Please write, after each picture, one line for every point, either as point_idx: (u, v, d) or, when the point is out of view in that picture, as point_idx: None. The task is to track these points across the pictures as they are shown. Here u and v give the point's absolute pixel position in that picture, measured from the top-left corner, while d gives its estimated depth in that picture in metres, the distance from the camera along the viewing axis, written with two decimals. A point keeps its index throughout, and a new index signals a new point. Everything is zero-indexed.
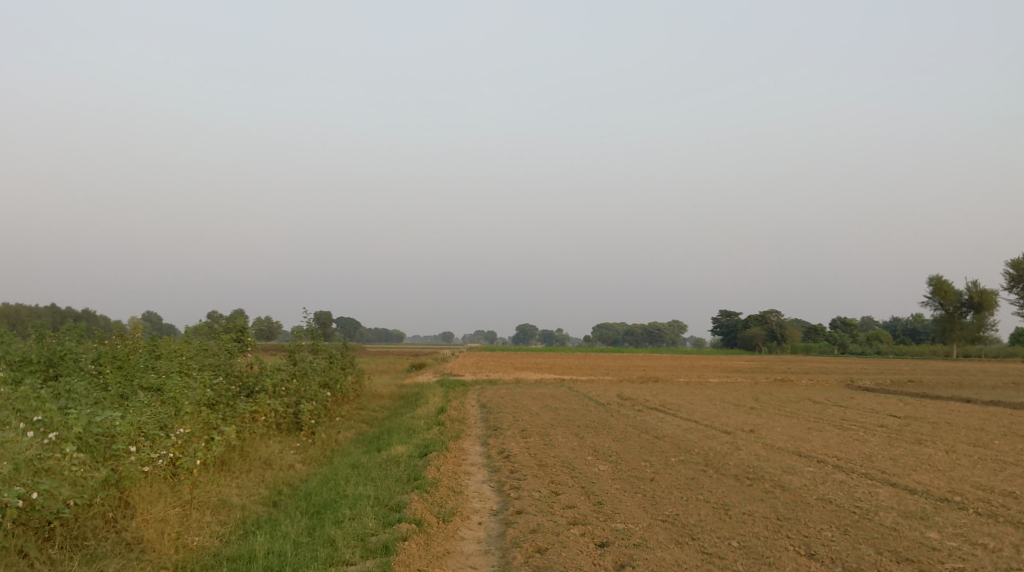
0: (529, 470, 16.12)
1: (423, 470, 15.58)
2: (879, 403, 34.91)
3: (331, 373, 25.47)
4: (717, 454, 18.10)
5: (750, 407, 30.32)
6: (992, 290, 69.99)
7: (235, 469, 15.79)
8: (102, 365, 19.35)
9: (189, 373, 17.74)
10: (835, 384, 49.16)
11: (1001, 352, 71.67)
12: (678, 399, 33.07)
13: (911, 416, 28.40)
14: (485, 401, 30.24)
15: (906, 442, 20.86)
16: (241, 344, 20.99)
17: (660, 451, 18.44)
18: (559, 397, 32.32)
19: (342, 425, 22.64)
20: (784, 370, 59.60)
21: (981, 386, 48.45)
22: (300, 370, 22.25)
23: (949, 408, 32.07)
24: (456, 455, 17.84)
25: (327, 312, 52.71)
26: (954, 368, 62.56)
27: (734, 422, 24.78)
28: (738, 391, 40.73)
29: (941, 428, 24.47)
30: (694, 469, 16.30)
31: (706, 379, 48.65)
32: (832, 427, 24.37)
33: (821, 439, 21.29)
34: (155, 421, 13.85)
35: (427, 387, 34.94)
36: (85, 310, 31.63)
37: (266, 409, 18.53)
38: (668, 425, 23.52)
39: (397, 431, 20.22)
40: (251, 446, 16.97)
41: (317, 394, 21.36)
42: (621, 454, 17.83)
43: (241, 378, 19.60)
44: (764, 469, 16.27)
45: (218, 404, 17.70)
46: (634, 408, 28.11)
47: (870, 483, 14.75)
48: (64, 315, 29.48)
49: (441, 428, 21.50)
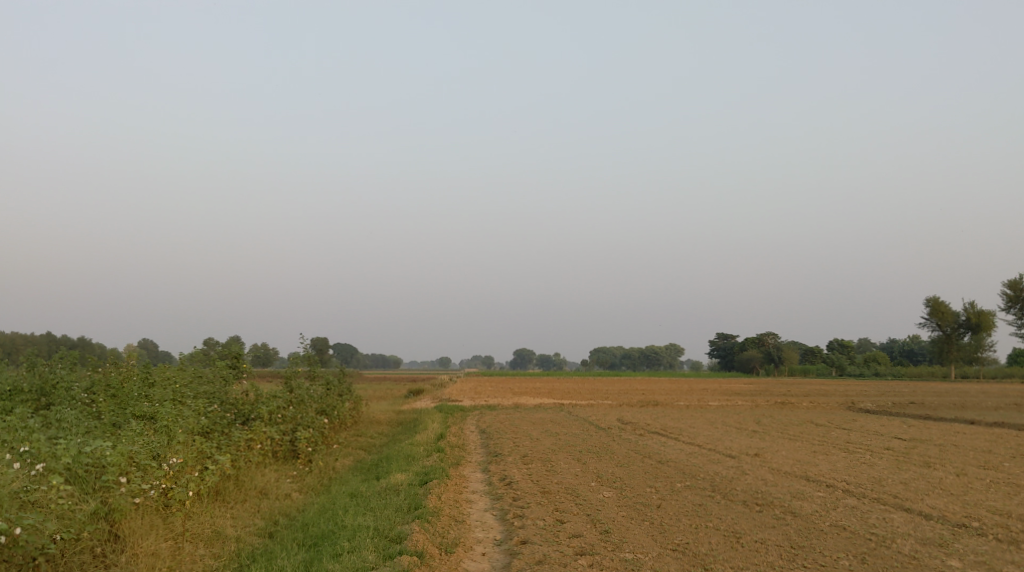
0: (533, 498, 15.72)
1: (424, 499, 15.16)
2: (882, 425, 34.47)
3: (328, 400, 25.07)
4: (723, 479, 17.71)
5: (752, 430, 29.91)
6: (990, 311, 69.74)
7: (230, 499, 15.38)
8: (95, 394, 18.95)
9: (183, 401, 17.35)
10: (835, 406, 48.70)
11: (1000, 373, 71.30)
12: (679, 423, 32.66)
13: (917, 438, 27.98)
14: (485, 427, 29.83)
15: (915, 465, 20.48)
16: (237, 370, 20.62)
17: (665, 476, 18.04)
18: (558, 422, 31.85)
19: (339, 452, 22.22)
20: (784, 392, 59.18)
21: (983, 407, 48.04)
22: (297, 397, 21.85)
23: (954, 430, 31.63)
24: (457, 483, 17.42)
25: (324, 338, 52.52)
26: (955, 390, 62.12)
27: (737, 445, 24.38)
28: (740, 414, 40.28)
29: (949, 450, 24.09)
30: (701, 495, 15.90)
31: (707, 402, 48.20)
32: (837, 450, 23.98)
33: (828, 463, 20.87)
34: (148, 450, 13.48)
35: (426, 413, 34.49)
36: (81, 338, 31.27)
37: (262, 437, 18.14)
38: (671, 449, 23.11)
39: (396, 459, 19.80)
40: (247, 475, 16.58)
41: (314, 421, 20.95)
42: (625, 480, 17.43)
43: (236, 406, 19.22)
44: (773, 494, 15.86)
45: (212, 432, 17.30)
46: (636, 432, 27.70)
47: (884, 508, 14.35)
48: (58, 343, 29.10)
49: (441, 454, 21.12)
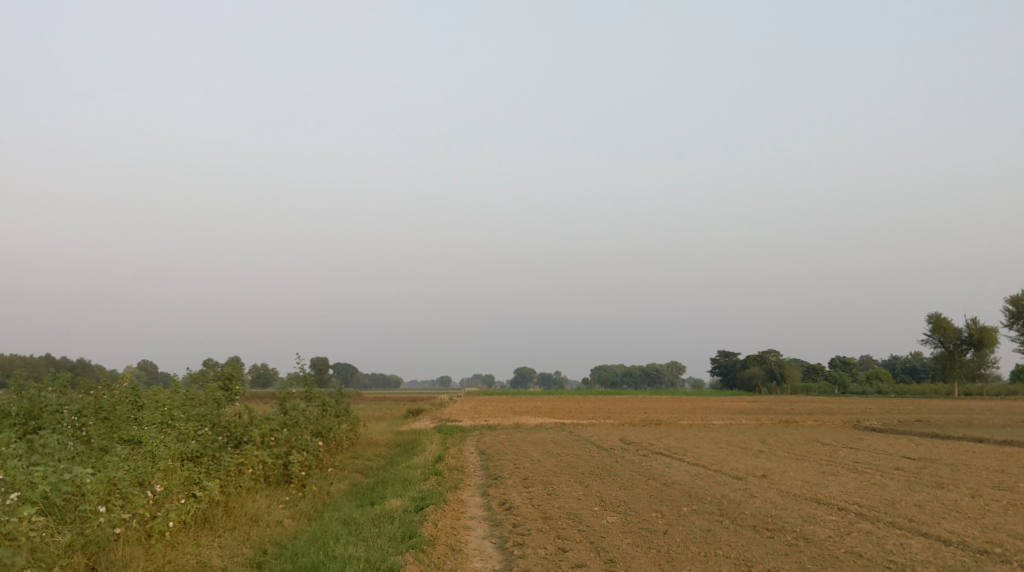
0: (533, 524, 15.09)
1: (419, 526, 14.55)
2: (890, 444, 33.81)
3: (324, 422, 24.43)
4: (731, 502, 17.07)
5: (758, 450, 29.25)
6: (992, 327, 69.18)
7: (218, 527, 14.81)
8: (84, 417, 18.39)
9: (172, 424, 16.77)
10: (840, 424, 47.96)
11: (1002, 389, 70.60)
12: (683, 442, 32.02)
13: (928, 458, 27.30)
14: (485, 448, 29.16)
15: (928, 486, 19.85)
16: (230, 393, 19.97)
17: (671, 500, 17.42)
18: (560, 442, 31.18)
19: (334, 476, 21.60)
20: (788, 410, 58.40)
21: (990, 425, 47.33)
22: (291, 419, 21.22)
23: (963, 449, 30.97)
24: (454, 509, 16.77)
25: (323, 358, 52.09)
26: (959, 407, 61.46)
27: (744, 466, 23.73)
28: (744, 433, 39.62)
29: (960, 470, 23.46)
30: (708, 519, 15.31)
31: (710, 421, 47.47)
32: (847, 471, 23.32)
33: (839, 484, 20.23)
34: (133, 476, 12.95)
35: (425, 434, 33.86)
36: (79, 360, 30.76)
37: (253, 461, 17.54)
38: (676, 471, 22.48)
39: (392, 483, 19.17)
40: (237, 501, 15.97)
41: (309, 444, 20.32)
42: (630, 504, 16.80)
43: (228, 428, 18.59)
44: (784, 519, 15.24)
45: (202, 456, 16.74)
46: (639, 453, 27.05)
47: (900, 534, 13.75)
48: (53, 365, 28.57)
49: (438, 477, 20.48)
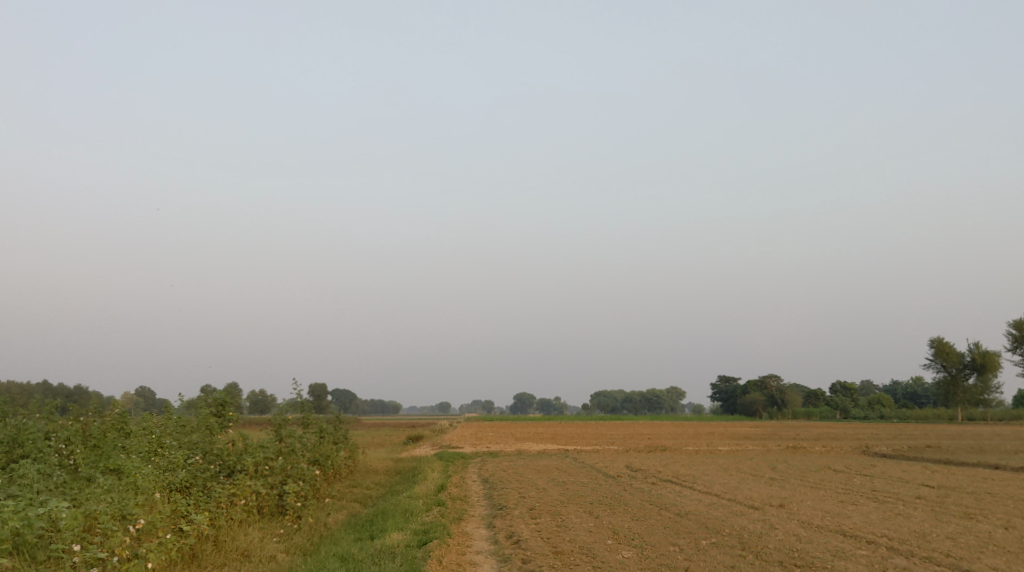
0: (545, 560, 14.17)
1: (424, 565, 13.60)
2: (904, 471, 32.74)
3: (320, 450, 23.46)
4: (752, 535, 16.14)
5: (770, 478, 28.18)
6: (995, 351, 68.20)
7: (206, 564, 13.95)
8: (71, 445, 17.44)
9: (161, 452, 15.87)
10: (849, 450, 46.77)
11: (1006, 414, 69.48)
12: (690, 469, 30.96)
13: (948, 486, 26.24)
14: (487, 476, 28.13)
15: (955, 516, 18.88)
16: (223, 420, 18.83)
17: (688, 532, 16.47)
18: (564, 470, 30.19)
19: (332, 506, 20.66)
20: (794, 435, 57.30)
21: (1001, 450, 46.33)
22: (287, 446, 20.23)
23: (981, 477, 29.92)
24: (459, 542, 15.88)
25: (321, 384, 51.24)
26: (966, 432, 60.36)
27: (759, 495, 22.74)
28: (753, 459, 38.55)
29: (984, 499, 22.45)
30: (731, 554, 14.38)
31: (716, 447, 46.22)
32: (866, 499, 22.31)
33: (862, 514, 19.25)
34: (115, 509, 12.14)
35: (425, 461, 32.87)
36: (76, 387, 29.83)
37: (246, 491, 16.60)
38: (689, 500, 21.49)
39: (392, 514, 18.16)
40: (228, 535, 15.06)
41: (305, 472, 19.35)
42: (645, 537, 15.87)
43: (221, 456, 17.55)
44: (811, 553, 14.36)
45: (191, 486, 15.84)
46: (648, 481, 26.02)
47: None
48: (48, 393, 27.78)
49: (442, 508, 19.49)
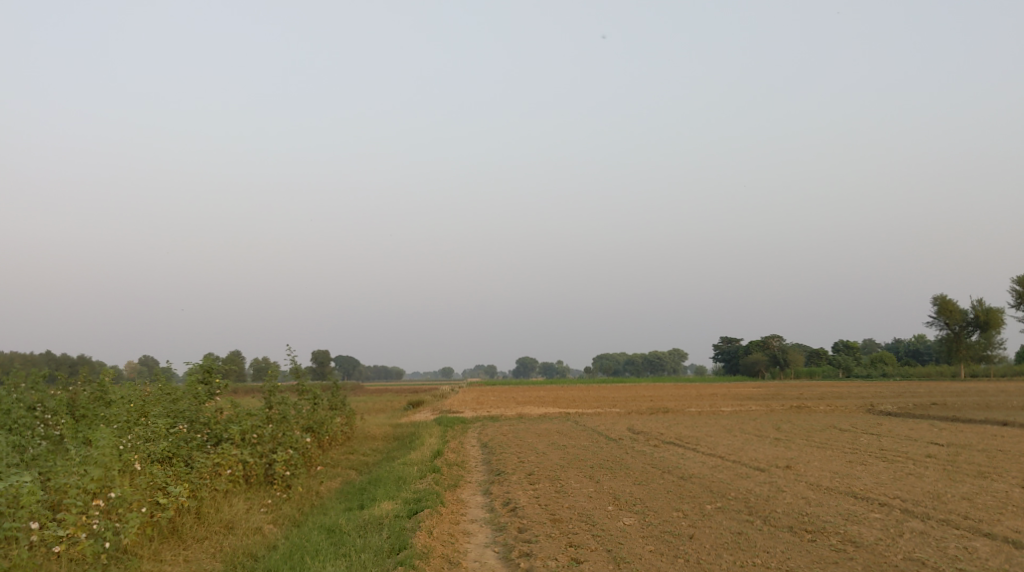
0: (542, 528, 13.48)
1: (412, 536, 12.91)
2: (911, 430, 32.08)
3: (316, 417, 22.73)
4: (759, 498, 15.42)
5: (775, 439, 27.52)
6: (998, 308, 67.38)
7: (187, 537, 13.33)
8: (56, 416, 16.71)
9: (142, 422, 15.12)
10: (854, 409, 46.08)
11: (1010, 370, 68.73)
12: (694, 431, 30.34)
13: (958, 443, 25.51)
14: (487, 441, 27.44)
15: (969, 476, 18.17)
16: (210, 387, 17.65)
17: (692, 496, 15.76)
18: (565, 433, 29.54)
19: (324, 475, 19.98)
20: (797, 395, 56.76)
21: (1007, 407, 45.66)
22: (279, 413, 19.42)
23: (990, 434, 29.16)
24: (452, 511, 15.18)
25: (325, 351, 50.80)
26: (971, 389, 59.80)
27: (765, 456, 22.08)
28: (756, 420, 37.86)
29: (997, 457, 21.76)
30: (737, 520, 13.66)
31: (720, 408, 45.56)
32: (875, 459, 21.60)
33: (871, 475, 18.55)
34: (86, 482, 11.57)
35: (424, 427, 32.20)
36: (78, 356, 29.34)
37: (231, 461, 15.85)
38: (692, 462, 20.83)
39: (385, 482, 17.54)
40: (211, 506, 14.36)
41: (297, 440, 18.57)
42: (648, 503, 15.15)
43: (208, 425, 16.67)
44: (822, 517, 13.64)
45: (174, 457, 15.12)
46: (651, 443, 25.34)
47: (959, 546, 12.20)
48: (49, 364, 27.24)
49: (437, 475, 18.79)
